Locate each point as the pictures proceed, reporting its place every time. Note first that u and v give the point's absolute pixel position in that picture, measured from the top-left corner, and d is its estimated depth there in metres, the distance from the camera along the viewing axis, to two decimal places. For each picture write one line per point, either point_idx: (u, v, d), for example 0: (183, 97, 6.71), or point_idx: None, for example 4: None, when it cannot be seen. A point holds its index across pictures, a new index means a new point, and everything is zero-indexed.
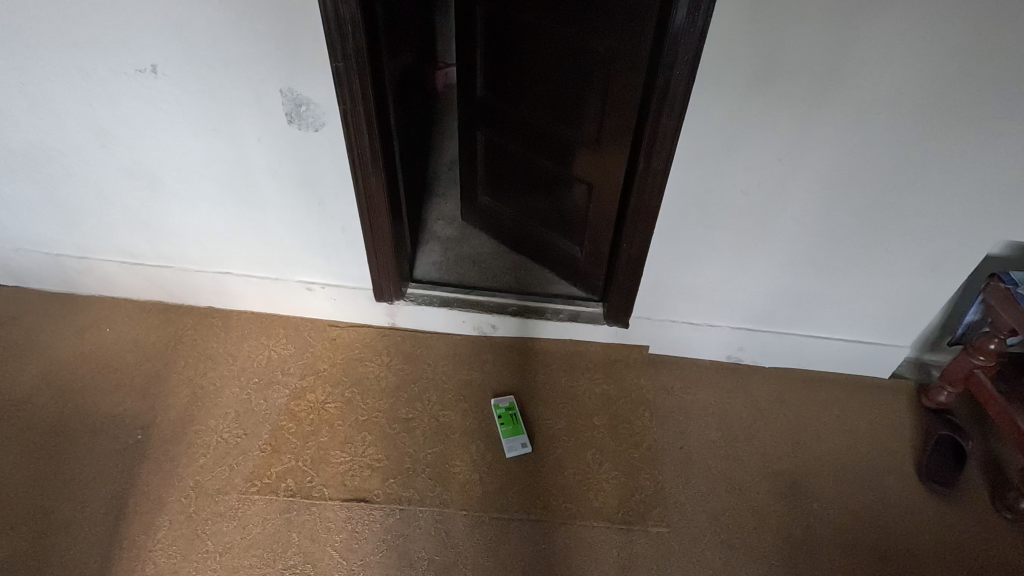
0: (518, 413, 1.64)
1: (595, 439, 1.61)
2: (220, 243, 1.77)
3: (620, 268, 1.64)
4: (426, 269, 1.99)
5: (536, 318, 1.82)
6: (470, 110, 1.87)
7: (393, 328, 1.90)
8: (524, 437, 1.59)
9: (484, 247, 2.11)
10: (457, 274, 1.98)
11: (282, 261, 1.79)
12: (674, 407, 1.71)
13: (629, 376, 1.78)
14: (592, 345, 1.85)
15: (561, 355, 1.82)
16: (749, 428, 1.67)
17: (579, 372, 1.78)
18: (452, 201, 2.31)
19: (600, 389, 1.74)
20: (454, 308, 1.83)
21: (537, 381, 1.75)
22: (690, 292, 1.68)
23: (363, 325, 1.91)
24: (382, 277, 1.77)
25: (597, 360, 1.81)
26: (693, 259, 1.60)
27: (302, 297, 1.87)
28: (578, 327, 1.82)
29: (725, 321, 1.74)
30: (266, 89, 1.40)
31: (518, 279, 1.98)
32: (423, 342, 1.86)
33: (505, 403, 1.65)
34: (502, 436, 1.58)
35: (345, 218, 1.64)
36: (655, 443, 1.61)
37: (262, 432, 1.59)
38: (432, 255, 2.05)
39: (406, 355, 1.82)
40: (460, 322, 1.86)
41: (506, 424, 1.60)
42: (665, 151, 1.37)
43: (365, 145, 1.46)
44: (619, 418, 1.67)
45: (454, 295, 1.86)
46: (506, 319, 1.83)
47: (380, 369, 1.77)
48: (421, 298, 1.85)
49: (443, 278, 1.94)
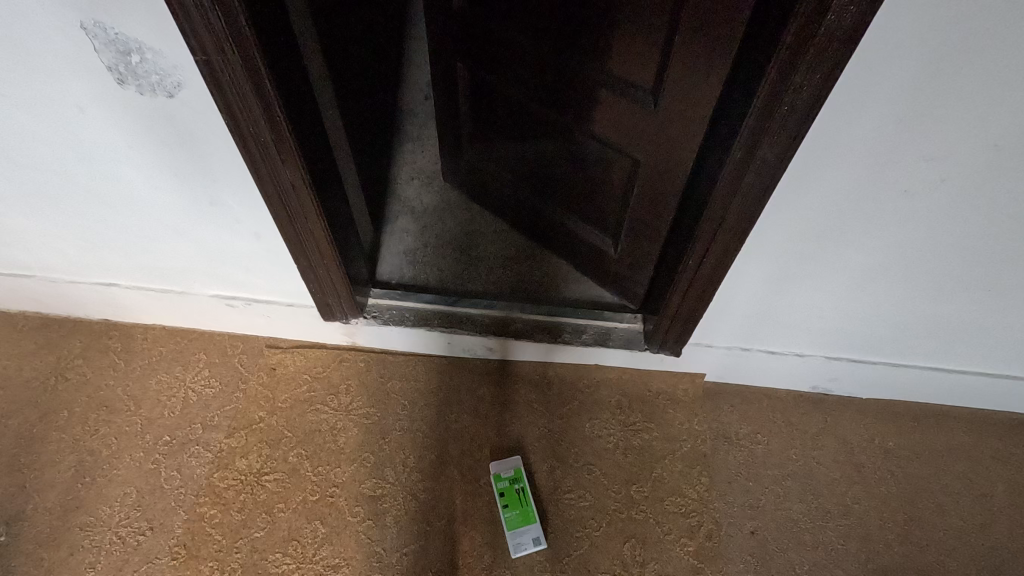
0: (527, 489, 1.18)
1: (633, 525, 1.17)
2: (88, 250, 1.21)
3: (677, 286, 1.10)
4: (395, 263, 1.45)
5: (550, 342, 1.31)
6: (447, 30, 1.22)
7: (354, 349, 1.40)
8: (537, 527, 1.15)
9: (475, 225, 1.55)
10: (438, 271, 1.45)
11: (183, 273, 1.25)
12: (741, 467, 1.24)
13: (676, 419, 1.30)
14: (626, 372, 1.35)
15: (583, 389, 1.33)
16: (844, 498, 1.21)
17: (607, 415, 1.30)
18: (432, 154, 1.71)
19: (638, 440, 1.27)
20: (434, 329, 1.32)
21: (551, 430, 1.28)
22: (775, 317, 1.15)
23: (315, 346, 1.41)
24: (329, 294, 1.24)
25: (633, 395, 1.33)
26: (789, 282, 1.05)
27: (221, 313, 1.35)
28: (607, 351, 1.31)
29: (821, 350, 1.22)
30: (59, 28, 0.77)
31: (522, 275, 1.44)
32: (396, 371, 1.37)
33: (509, 474, 1.19)
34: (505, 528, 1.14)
35: (256, 224, 1.08)
36: (716, 528, 1.17)
37: (173, 525, 1.15)
38: (403, 240, 1.50)
39: (372, 393, 1.34)
40: (444, 344, 1.36)
41: (510, 509, 1.15)
42: (783, 134, 0.78)
43: (259, 123, 0.86)
44: (666, 488, 1.21)
45: (433, 308, 1.34)
46: (509, 342, 1.32)
47: (335, 417, 1.30)
48: (388, 314, 1.34)
49: (419, 279, 1.43)
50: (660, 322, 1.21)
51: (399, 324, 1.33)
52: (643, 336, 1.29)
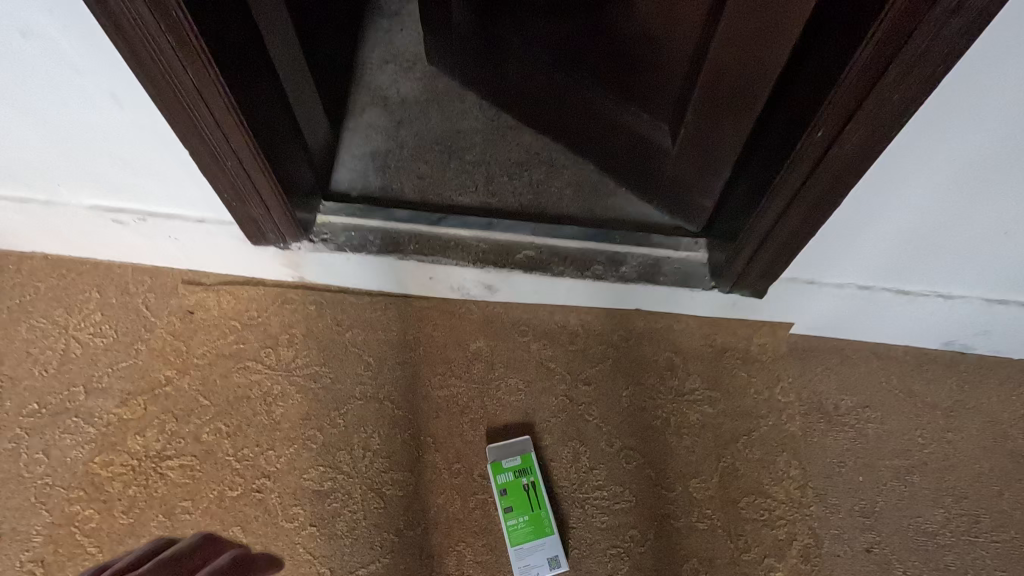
0: (539, 486, 0.83)
1: (694, 539, 0.81)
2: None
3: (779, 182, 0.72)
4: (357, 169, 1.05)
5: (574, 277, 0.92)
6: None
7: (304, 288, 1.03)
8: (555, 542, 0.79)
9: (470, 120, 1.13)
10: (417, 179, 1.04)
11: (39, 170, 0.86)
12: (846, 455, 0.87)
13: (750, 387, 0.93)
14: (679, 319, 0.98)
15: (619, 344, 0.97)
16: (998, 503, 0.84)
17: (652, 380, 0.93)
18: (413, 30, 1.27)
19: (696, 417, 0.90)
20: (409, 257, 0.94)
21: (573, 400, 0.92)
22: (951, 244, 0.77)
23: (249, 283, 1.04)
24: (256, 205, 0.86)
25: (686, 354, 0.95)
26: (987, 180, 0.67)
27: (113, 236, 0.97)
28: (653, 292, 0.93)
29: (982, 290, 0.84)
30: None
31: (534, 187, 1.03)
32: (361, 317, 1.00)
33: (513, 465, 0.84)
34: (508, 543, 0.79)
35: (111, 76, 0.68)
36: (813, 544, 0.80)
37: (32, 531, 0.81)
38: (370, 139, 1.09)
39: (326, 347, 0.97)
40: (425, 280, 0.98)
41: (515, 515, 0.80)
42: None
43: None
44: (738, 486, 0.84)
45: (411, 229, 0.95)
46: (516, 278, 0.94)
47: (272, 379, 0.94)
48: (345, 237, 0.95)
49: (391, 190, 1.02)
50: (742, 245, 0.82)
51: (360, 251, 0.94)
52: (709, 269, 0.91)
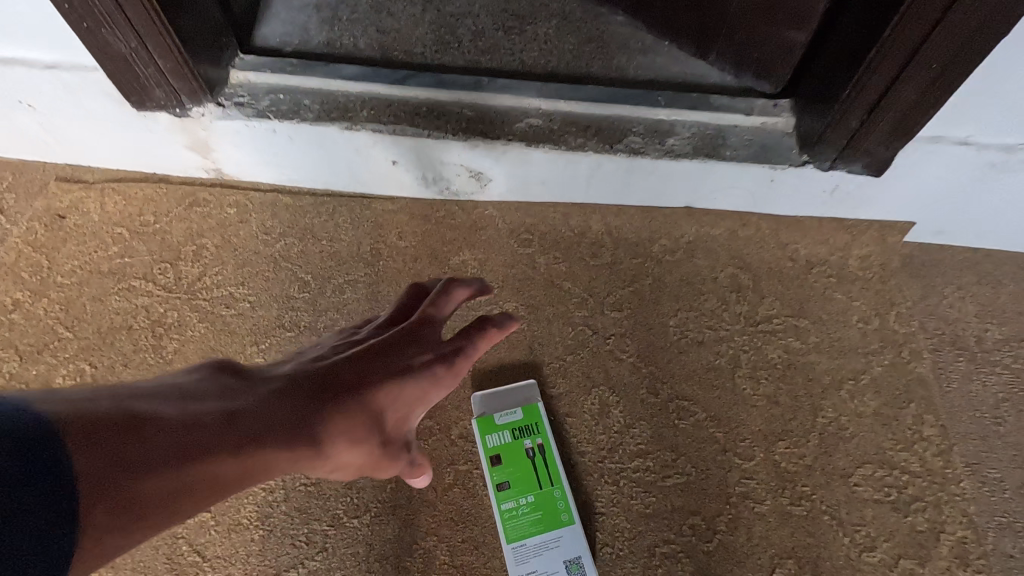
0: (549, 452, 0.56)
1: (789, 531, 0.53)
2: None
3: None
4: (293, 20, 0.75)
5: (599, 152, 0.63)
6: None
7: (222, 186, 0.75)
8: (578, 533, 0.52)
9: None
10: (375, 33, 0.74)
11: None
12: (1001, 408, 0.59)
13: (851, 314, 0.64)
14: (745, 221, 0.69)
15: (660, 257, 0.68)
16: None
17: (709, 306, 0.65)
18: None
19: (776, 354, 0.62)
20: (360, 128, 0.64)
21: (596, 332, 0.63)
22: None
23: (147, 179, 0.75)
24: (123, 32, 0.56)
25: (756, 270, 0.67)
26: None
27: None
28: (714, 176, 0.64)
29: None
30: None
31: (541, 44, 0.74)
32: (297, 224, 0.72)
33: (511, 422, 0.57)
34: (503, 536, 0.52)
35: None
36: (967, 539, 0.53)
37: None
38: None
39: (246, 261, 0.68)
40: (387, 167, 0.69)
41: (514, 494, 0.54)
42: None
43: None
44: (847, 451, 0.56)
45: (363, 89, 0.66)
46: (515, 157, 0.65)
47: (167, 303, 0.65)
48: (270, 100, 0.66)
49: (340, 46, 0.72)
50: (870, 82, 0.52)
51: (292, 117, 0.65)
52: (799, 138, 0.62)
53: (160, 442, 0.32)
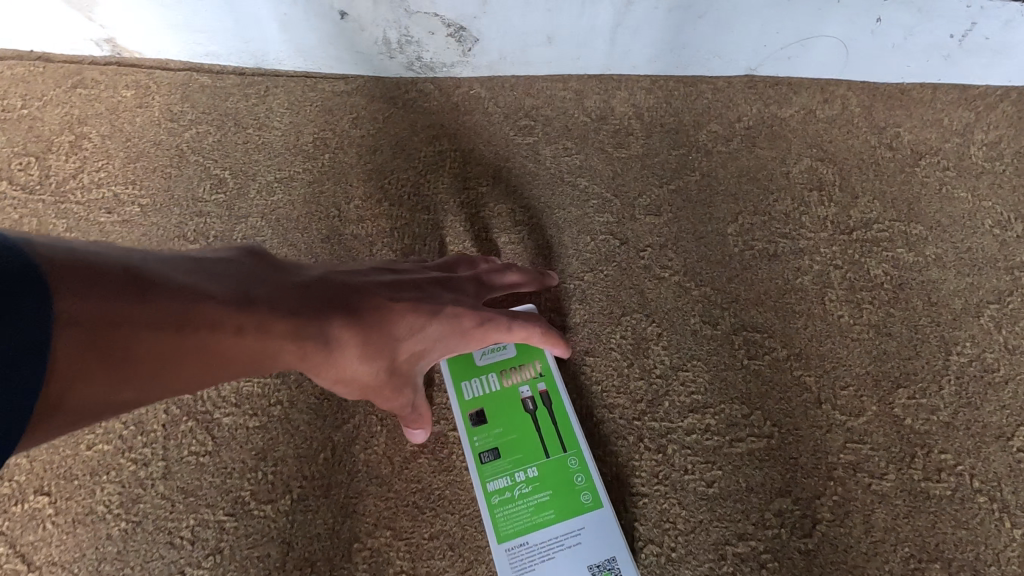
0: (558, 403, 0.37)
1: (926, 522, 0.35)
2: None
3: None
4: None
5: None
6: None
7: (119, 66, 0.55)
8: (610, 521, 0.34)
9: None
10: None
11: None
12: None
13: (982, 218, 0.46)
14: (827, 97, 0.50)
15: (709, 147, 0.50)
16: None
17: (781, 209, 0.47)
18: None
19: (881, 269, 0.44)
20: None
21: (624, 243, 0.45)
22: None
23: (18, 57, 0.56)
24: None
25: (844, 162, 0.48)
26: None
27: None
28: (792, 17, 0.45)
29: None
30: None
31: None
32: (215, 109, 0.53)
33: (500, 363, 0.38)
34: (493, 533, 0.34)
35: None
36: None
37: None
38: None
39: (139, 154, 0.50)
40: (333, 24, 0.50)
41: (508, 466, 0.35)
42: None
43: None
44: (1000, 405, 0.38)
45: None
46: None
47: (24, 208, 0.47)
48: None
49: None
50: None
51: None
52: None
53: (150, 318, 0.23)
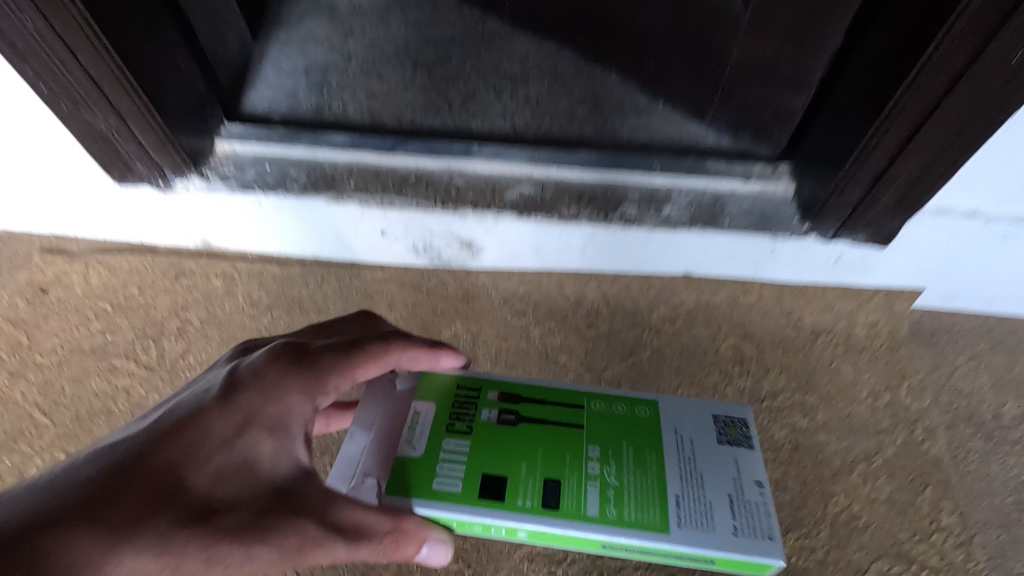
0: (519, 399, 0.46)
1: None
2: None
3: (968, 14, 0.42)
4: (283, 87, 0.74)
5: (592, 221, 0.62)
6: None
7: (209, 256, 0.73)
8: (669, 411, 0.47)
9: (441, 27, 0.83)
10: (363, 95, 0.74)
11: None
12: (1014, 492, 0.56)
13: (860, 388, 0.61)
14: (746, 289, 0.67)
15: (658, 326, 0.66)
16: None
17: (711, 380, 0.62)
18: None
19: (782, 433, 0.59)
20: (352, 200, 0.63)
21: None
22: None
23: (136, 249, 0.73)
24: (79, 81, 0.54)
25: (760, 340, 0.64)
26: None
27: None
28: (712, 243, 0.63)
29: None
30: None
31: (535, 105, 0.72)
32: (286, 295, 0.69)
33: (436, 425, 0.44)
34: (652, 530, 0.40)
35: None
36: None
37: None
38: (307, 52, 0.80)
39: (230, 336, 0.66)
40: (378, 237, 0.68)
41: (591, 484, 0.42)
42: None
43: None
44: (864, 545, 0.53)
45: (353, 160, 0.66)
46: (506, 225, 0.64)
47: (147, 383, 0.63)
48: (259, 171, 0.65)
49: (328, 111, 0.71)
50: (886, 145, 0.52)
51: (278, 189, 0.64)
52: (800, 206, 0.61)
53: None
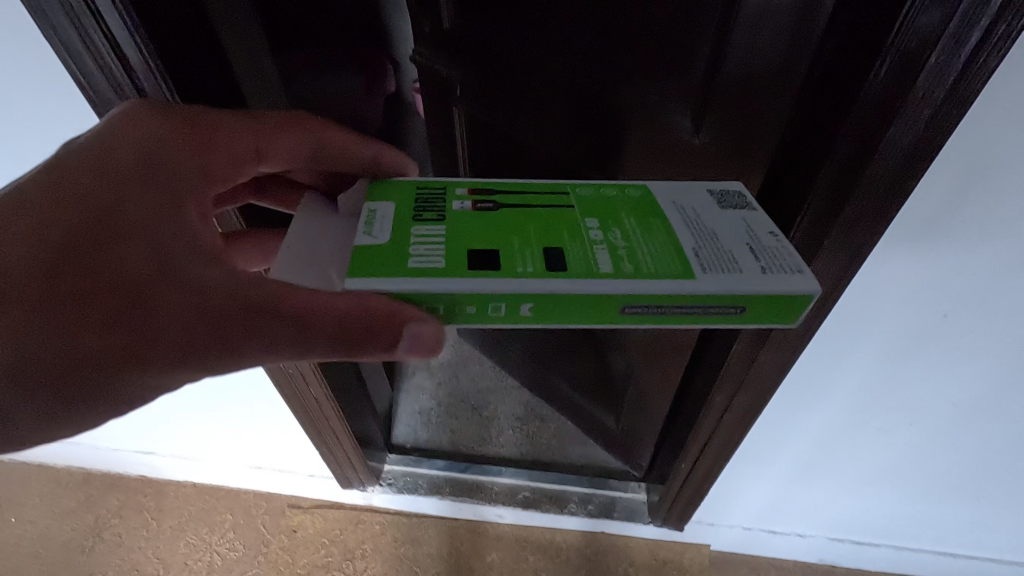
0: (490, 192, 0.47)
1: None
2: (134, 428, 1.17)
3: (841, 146, 0.47)
4: (410, 426, 1.39)
5: (559, 511, 1.23)
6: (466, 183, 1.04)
7: (371, 510, 1.27)
8: (681, 195, 0.48)
9: (485, 382, 1.52)
10: (449, 432, 1.39)
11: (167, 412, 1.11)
12: None
13: None
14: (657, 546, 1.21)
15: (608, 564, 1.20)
16: None
17: None
18: None
19: None
20: (447, 497, 1.25)
21: None
22: (786, 510, 1.04)
23: (334, 505, 1.27)
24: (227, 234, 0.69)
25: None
26: (813, 463, 0.90)
27: (229, 464, 1.24)
28: (611, 525, 1.22)
29: (818, 531, 1.08)
30: None
31: (529, 439, 1.39)
32: (410, 533, 1.23)
33: (391, 215, 0.45)
34: (678, 276, 0.39)
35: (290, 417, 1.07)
36: None
37: None
38: (419, 400, 1.46)
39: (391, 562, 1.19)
40: (457, 510, 1.26)
41: (600, 248, 0.42)
42: (962, 73, 0.40)
43: None
44: None
45: (445, 475, 1.29)
46: (518, 514, 1.24)
47: None
48: (403, 480, 1.27)
49: (432, 443, 1.36)
50: (685, 456, 0.97)
51: (411, 490, 1.26)
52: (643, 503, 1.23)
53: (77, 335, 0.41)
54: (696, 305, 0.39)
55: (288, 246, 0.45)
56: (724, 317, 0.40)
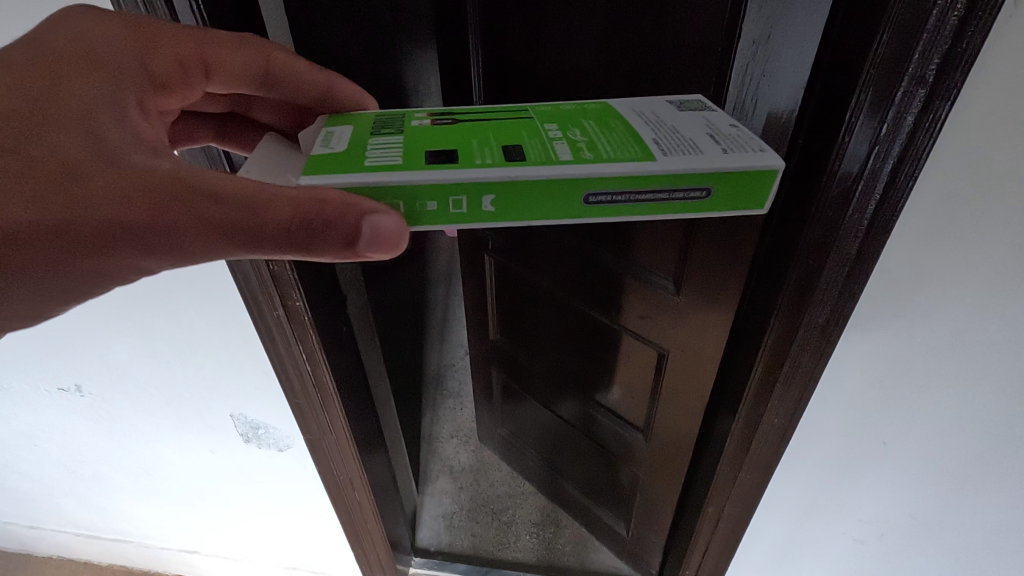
0: (448, 112, 0.45)
1: None
2: (185, 527, 1.13)
3: (811, 239, 0.51)
4: (434, 528, 1.32)
5: None
6: (517, 297, 1.04)
7: None
8: (647, 103, 0.46)
9: (506, 485, 1.41)
10: (471, 535, 1.30)
11: (218, 513, 1.07)
12: None
13: None
14: None
15: None
16: None
17: None
18: (469, 406, 1.59)
19: None
20: None
21: None
22: None
23: None
24: (290, 344, 0.71)
25: None
26: None
27: (265, 567, 1.18)
28: None
29: None
30: (203, 412, 0.85)
31: (549, 544, 1.29)
32: None
33: (347, 133, 0.43)
34: (638, 158, 0.37)
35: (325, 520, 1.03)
36: None
37: None
38: (442, 502, 1.37)
39: None
40: None
41: (559, 142, 0.39)
42: (878, 210, 0.45)
43: (305, 389, 0.76)
44: None
45: None
46: None
47: None
48: None
49: (455, 547, 1.28)
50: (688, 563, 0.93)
51: None
52: None
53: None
54: (666, 187, 0.37)
55: (253, 159, 0.44)
56: (692, 205, 0.38)
